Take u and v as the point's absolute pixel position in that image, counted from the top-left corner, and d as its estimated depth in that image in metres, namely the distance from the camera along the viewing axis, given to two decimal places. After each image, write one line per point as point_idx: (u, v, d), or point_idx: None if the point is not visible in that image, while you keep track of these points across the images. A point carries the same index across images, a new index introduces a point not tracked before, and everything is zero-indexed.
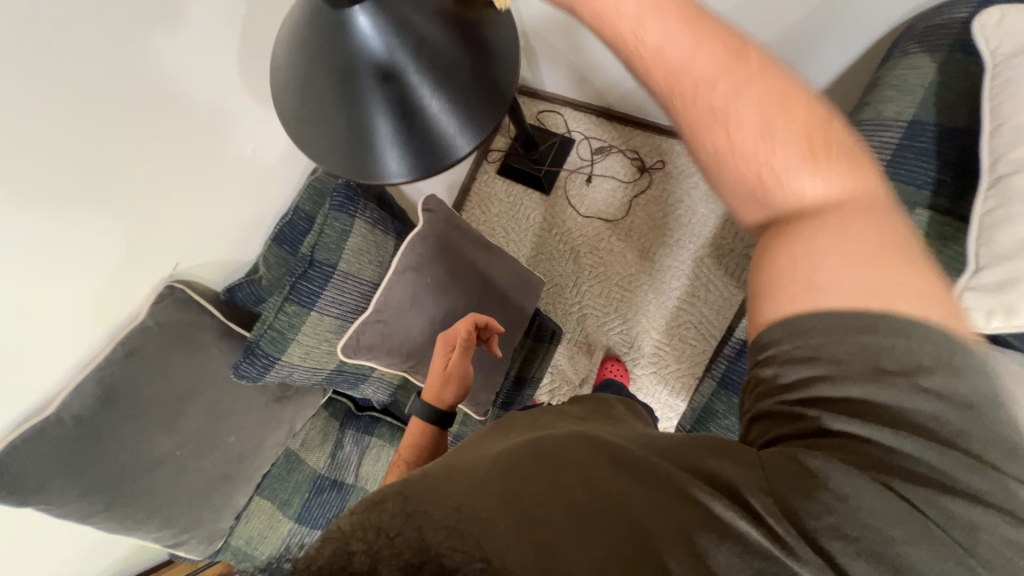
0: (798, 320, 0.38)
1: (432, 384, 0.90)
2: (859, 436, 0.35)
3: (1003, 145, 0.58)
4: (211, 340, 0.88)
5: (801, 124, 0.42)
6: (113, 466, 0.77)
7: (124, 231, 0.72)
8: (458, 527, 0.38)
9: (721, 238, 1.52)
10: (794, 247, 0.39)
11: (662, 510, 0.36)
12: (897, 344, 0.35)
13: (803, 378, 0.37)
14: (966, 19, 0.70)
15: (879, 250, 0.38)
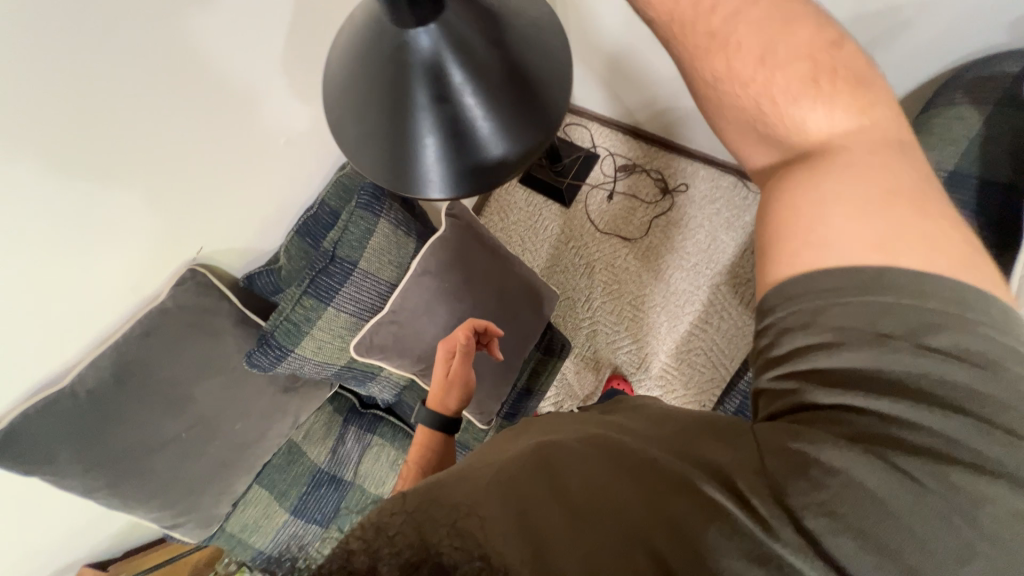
0: (794, 286, 0.45)
1: (436, 391, 0.92)
2: (841, 406, 0.41)
3: None
4: (227, 327, 0.88)
5: (802, 47, 0.48)
6: (121, 443, 0.78)
7: (152, 212, 0.73)
8: (461, 524, 0.42)
9: (738, 268, 1.51)
10: (806, 202, 0.46)
11: (665, 502, 0.41)
12: (890, 302, 0.42)
13: (795, 347, 0.44)
14: (1015, 74, 0.69)
15: (878, 196, 0.44)
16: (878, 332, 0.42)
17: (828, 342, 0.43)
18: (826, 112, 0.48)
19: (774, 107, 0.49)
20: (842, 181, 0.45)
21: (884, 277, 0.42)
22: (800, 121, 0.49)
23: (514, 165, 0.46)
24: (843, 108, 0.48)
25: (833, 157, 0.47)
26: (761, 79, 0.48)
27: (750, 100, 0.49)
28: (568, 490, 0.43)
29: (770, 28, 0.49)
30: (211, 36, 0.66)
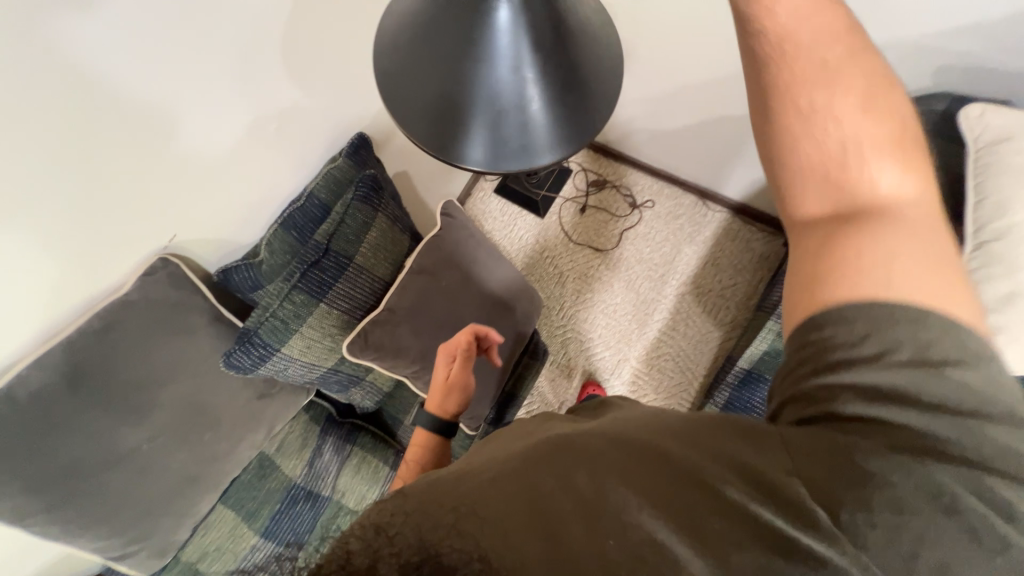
0: (839, 304, 0.44)
1: (435, 395, 0.89)
2: (868, 418, 0.40)
3: (985, 217, 0.65)
4: (202, 325, 0.80)
5: (878, 105, 0.50)
6: (67, 458, 0.66)
7: (132, 188, 0.65)
8: (464, 521, 0.36)
9: (701, 279, 1.63)
10: (852, 235, 0.46)
11: (681, 505, 0.37)
12: (924, 331, 0.42)
13: (832, 363, 0.43)
14: (942, 110, 0.84)
15: (910, 237, 0.45)
16: (909, 359, 0.42)
17: (864, 354, 0.42)
18: (893, 172, 0.48)
19: (856, 158, 0.48)
20: (894, 232, 0.45)
21: (914, 311, 0.42)
22: (868, 166, 0.48)
23: (562, 151, 0.47)
24: (905, 173, 0.49)
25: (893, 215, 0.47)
26: (832, 125, 0.48)
27: (835, 143, 0.48)
28: (585, 491, 0.38)
29: (849, 76, 0.49)
30: (132, 50, 0.55)
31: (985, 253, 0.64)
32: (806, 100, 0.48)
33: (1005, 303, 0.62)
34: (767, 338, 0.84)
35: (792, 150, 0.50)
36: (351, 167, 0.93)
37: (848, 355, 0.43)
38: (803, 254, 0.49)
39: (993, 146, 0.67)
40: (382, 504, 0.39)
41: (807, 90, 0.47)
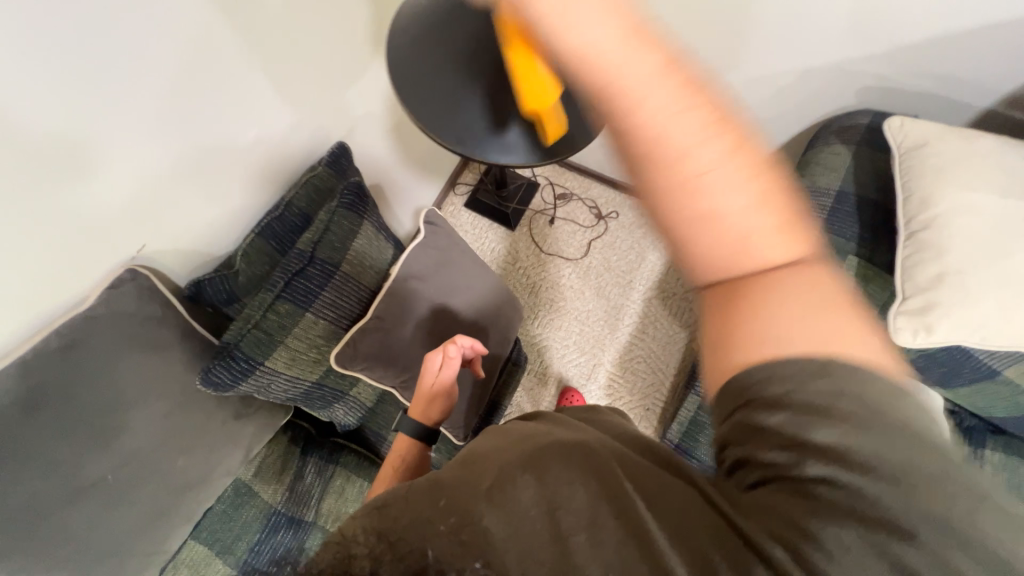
0: (757, 381, 0.33)
1: (419, 402, 0.87)
2: (828, 484, 0.32)
3: (914, 210, 0.77)
4: (175, 341, 0.75)
5: (735, 144, 0.33)
6: (22, 493, 0.60)
7: (93, 197, 0.61)
8: (462, 531, 0.37)
9: (665, 284, 1.72)
10: (751, 319, 0.33)
11: (690, 531, 0.34)
12: (863, 400, 0.32)
13: (777, 426, 0.33)
14: (866, 124, 0.97)
15: (828, 308, 0.33)
16: (886, 446, 0.32)
17: (814, 429, 0.33)
18: (789, 241, 0.34)
19: (755, 245, 0.33)
20: (806, 316, 0.33)
21: (850, 378, 0.32)
22: (749, 238, 0.33)
23: None
24: (789, 234, 0.34)
25: (791, 312, 0.33)
26: (739, 204, 0.32)
27: (729, 229, 0.33)
28: (583, 520, 0.36)
29: (704, 140, 0.32)
30: (70, 55, 0.51)
31: (917, 241, 0.75)
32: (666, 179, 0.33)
33: (936, 282, 0.72)
34: None
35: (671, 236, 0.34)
36: (331, 175, 0.91)
37: (770, 445, 0.34)
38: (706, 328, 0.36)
39: (912, 150, 0.79)
40: (387, 508, 0.41)
41: (675, 152, 0.32)
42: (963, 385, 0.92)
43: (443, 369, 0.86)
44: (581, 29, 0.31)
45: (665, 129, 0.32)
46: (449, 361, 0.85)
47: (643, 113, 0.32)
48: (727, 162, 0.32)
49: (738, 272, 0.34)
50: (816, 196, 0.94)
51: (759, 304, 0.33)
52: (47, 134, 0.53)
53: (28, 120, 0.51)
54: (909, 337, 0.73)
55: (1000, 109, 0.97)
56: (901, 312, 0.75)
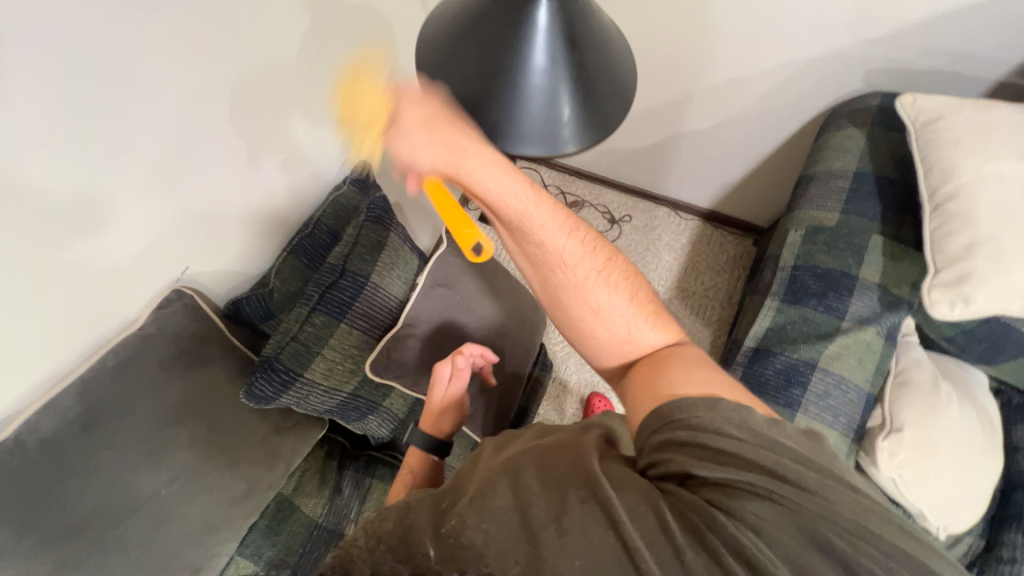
0: (683, 398, 0.55)
1: (429, 416, 0.88)
2: (733, 477, 0.49)
3: (936, 182, 0.77)
4: (217, 357, 0.78)
5: (620, 285, 0.69)
6: (83, 508, 0.63)
7: (134, 223, 0.63)
8: (461, 534, 0.45)
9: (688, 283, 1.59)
10: (652, 369, 0.64)
11: (641, 508, 0.47)
12: (736, 413, 0.54)
13: (693, 440, 0.52)
14: (877, 105, 0.98)
15: (693, 361, 0.62)
16: (746, 443, 0.52)
17: (705, 430, 0.52)
18: (654, 333, 0.68)
19: (634, 336, 0.68)
20: (688, 368, 0.61)
21: (720, 403, 0.55)
22: (632, 335, 0.68)
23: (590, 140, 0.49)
24: (655, 331, 0.69)
25: (664, 364, 0.63)
26: (621, 320, 0.68)
27: (619, 327, 0.68)
28: (559, 503, 0.47)
29: (601, 283, 0.68)
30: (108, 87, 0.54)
31: (943, 213, 0.75)
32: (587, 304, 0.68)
33: (968, 253, 0.71)
34: (768, 316, 0.90)
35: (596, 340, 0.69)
36: (356, 194, 0.95)
37: (681, 436, 0.52)
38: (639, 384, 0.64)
39: (928, 125, 0.79)
40: (386, 517, 0.48)
41: (583, 289, 0.67)
42: (1009, 361, 0.89)
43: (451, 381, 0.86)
44: (487, 181, 0.56)
45: (579, 278, 0.67)
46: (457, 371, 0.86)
47: (567, 264, 0.66)
48: (616, 293, 0.68)
49: (628, 350, 0.68)
50: (833, 180, 0.94)
51: (644, 363, 0.66)
52: (61, 196, 0.54)
53: (74, 150, 0.53)
54: (945, 309, 0.73)
55: (1013, 80, 0.97)
56: (935, 285, 0.74)
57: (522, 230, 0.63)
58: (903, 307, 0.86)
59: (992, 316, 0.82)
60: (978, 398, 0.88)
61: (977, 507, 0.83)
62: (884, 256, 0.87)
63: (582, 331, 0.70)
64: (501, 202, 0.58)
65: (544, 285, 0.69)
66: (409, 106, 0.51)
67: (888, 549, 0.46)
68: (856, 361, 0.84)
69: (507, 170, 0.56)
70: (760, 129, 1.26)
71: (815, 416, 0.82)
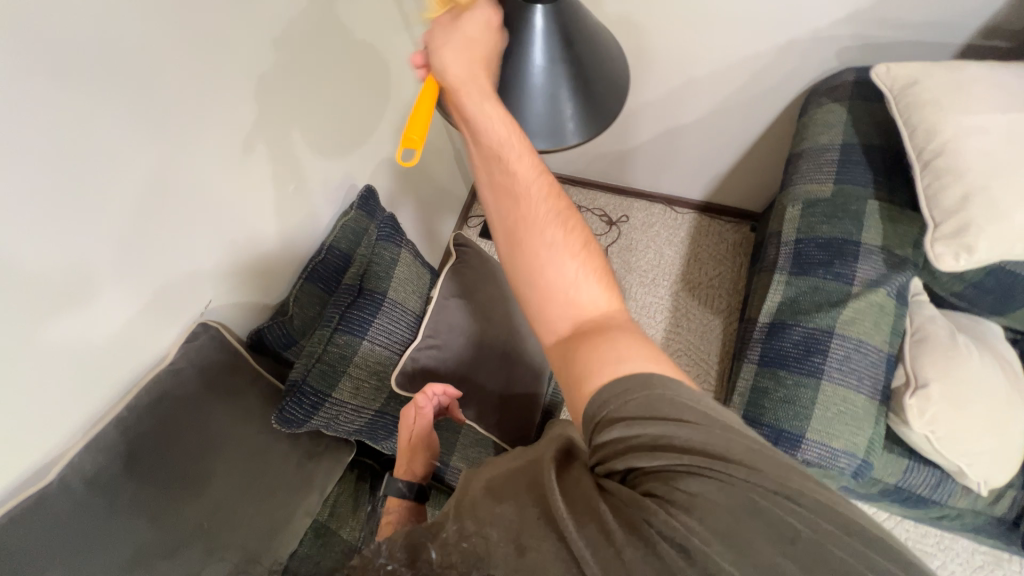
0: (618, 382, 0.51)
1: (401, 459, 0.87)
2: (665, 464, 0.46)
3: (921, 142, 0.80)
4: (245, 387, 0.79)
5: (575, 241, 0.59)
6: (129, 545, 0.63)
7: (148, 255, 0.65)
8: (443, 546, 0.46)
9: (690, 275, 1.60)
10: (599, 340, 0.56)
11: (584, 513, 0.46)
12: (667, 391, 0.50)
13: (626, 433, 0.49)
14: (853, 79, 1.02)
15: (633, 337, 0.56)
16: (679, 424, 0.48)
17: (639, 416, 0.49)
18: (600, 296, 0.59)
19: (580, 299, 0.59)
20: (629, 344, 0.55)
21: (649, 384, 0.51)
22: (576, 293, 0.59)
23: (592, 133, 0.56)
24: (605, 297, 0.60)
25: (607, 338, 0.56)
26: (570, 277, 0.59)
27: (567, 282, 0.59)
28: (516, 523, 0.47)
29: (549, 233, 0.59)
30: (123, 126, 0.58)
31: (933, 169, 0.78)
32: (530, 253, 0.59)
33: (963, 204, 0.74)
34: (779, 290, 0.92)
35: (539, 297, 0.60)
36: (363, 216, 0.98)
37: (613, 434, 0.49)
38: (575, 353, 0.56)
39: (904, 89, 0.83)
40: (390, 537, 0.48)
41: (535, 233, 0.58)
42: (1020, 308, 0.91)
43: (416, 429, 0.85)
44: (479, 111, 0.53)
45: (535, 220, 0.58)
46: (420, 418, 0.84)
47: (525, 204, 0.58)
48: (572, 249, 0.59)
49: (571, 306, 0.59)
50: (822, 154, 0.98)
51: (585, 334, 0.57)
52: (44, 273, 0.53)
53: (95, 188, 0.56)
54: (950, 260, 0.75)
55: (978, 41, 1.02)
56: (937, 239, 0.76)
57: (494, 157, 0.55)
58: (909, 267, 0.88)
59: (997, 264, 0.84)
60: (997, 348, 0.89)
61: (1012, 455, 0.83)
62: (883, 219, 0.89)
63: (532, 278, 0.59)
64: (487, 132, 0.53)
65: (500, 218, 0.60)
66: (474, 19, 0.51)
67: (817, 506, 0.45)
68: (871, 324, 0.85)
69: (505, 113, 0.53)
70: (743, 117, 1.31)
71: (839, 381, 0.83)
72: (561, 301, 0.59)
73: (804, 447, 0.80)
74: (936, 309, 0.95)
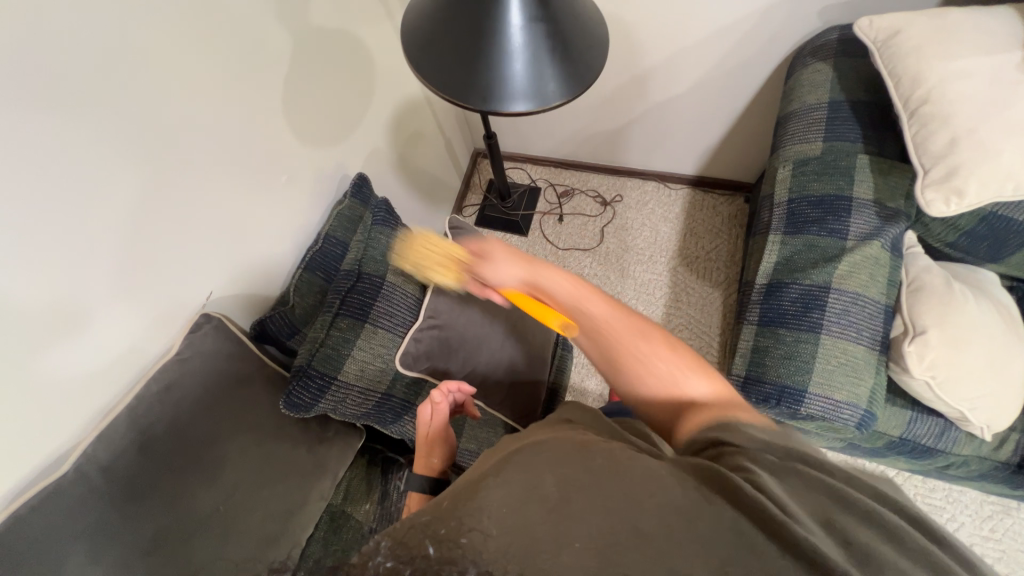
0: (723, 423, 0.48)
1: (418, 454, 0.86)
2: (762, 450, 0.44)
3: (906, 91, 0.80)
4: (251, 375, 0.80)
5: (663, 340, 0.60)
6: (147, 530, 0.64)
7: (142, 246, 0.65)
8: (455, 533, 0.36)
9: (687, 249, 1.60)
10: (706, 413, 0.51)
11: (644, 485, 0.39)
12: (782, 435, 0.48)
13: (729, 431, 0.47)
14: (835, 39, 1.02)
15: (743, 410, 0.52)
16: (788, 445, 0.45)
17: (746, 433, 0.46)
18: (705, 383, 0.56)
19: (681, 387, 0.56)
20: (741, 413, 0.50)
21: (772, 433, 0.47)
22: (679, 384, 0.56)
23: (572, 95, 0.63)
24: (711, 382, 0.56)
25: (715, 407, 0.52)
26: (663, 368, 0.57)
27: (663, 375, 0.57)
28: (558, 486, 0.38)
29: (640, 336, 0.60)
30: (104, 116, 0.58)
31: (920, 117, 0.78)
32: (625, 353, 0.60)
33: (950, 148, 0.74)
34: (774, 250, 0.94)
35: (639, 394, 0.58)
36: (357, 204, 0.99)
37: (716, 435, 0.47)
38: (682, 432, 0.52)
39: (887, 39, 0.83)
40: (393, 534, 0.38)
41: (623, 337, 0.60)
42: (1015, 254, 0.91)
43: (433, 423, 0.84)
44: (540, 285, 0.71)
45: (625, 326, 0.61)
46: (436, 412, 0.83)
47: (607, 320, 0.63)
48: (665, 346, 0.59)
49: (677, 395, 0.55)
50: (810, 113, 0.98)
51: (695, 413, 0.52)
52: (60, 301, 0.57)
53: (86, 182, 0.57)
54: (942, 205, 0.76)
55: None
56: (926, 185, 0.77)
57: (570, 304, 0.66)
58: (902, 219, 0.88)
59: (986, 209, 0.85)
60: (994, 295, 0.90)
61: (1015, 398, 0.84)
62: (874, 172, 0.90)
63: (629, 373, 0.59)
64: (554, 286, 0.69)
65: (590, 341, 0.63)
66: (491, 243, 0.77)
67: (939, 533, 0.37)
68: (867, 276, 0.86)
69: (559, 274, 0.71)
70: (730, 85, 1.31)
71: (838, 334, 0.83)
72: (665, 397, 0.56)
73: (808, 402, 0.81)
74: (932, 260, 0.95)
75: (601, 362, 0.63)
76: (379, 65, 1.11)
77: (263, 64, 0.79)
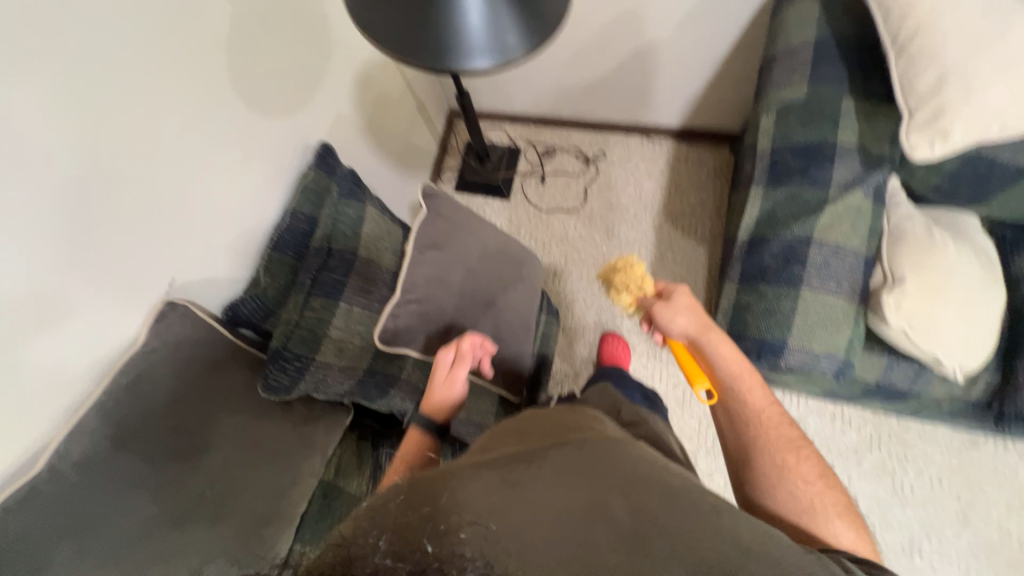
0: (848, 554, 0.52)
1: (429, 399, 0.81)
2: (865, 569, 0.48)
3: (894, 25, 0.75)
4: (226, 360, 0.78)
5: (815, 468, 0.63)
6: (132, 519, 0.64)
7: (85, 231, 0.61)
8: (473, 532, 0.39)
9: (672, 205, 1.57)
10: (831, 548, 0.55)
11: (739, 549, 0.41)
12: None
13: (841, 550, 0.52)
14: None
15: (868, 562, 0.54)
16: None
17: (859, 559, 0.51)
18: (846, 528, 0.58)
19: (820, 516, 0.58)
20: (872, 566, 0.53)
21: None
22: (816, 512, 0.59)
23: (536, 45, 0.58)
24: (853, 531, 0.58)
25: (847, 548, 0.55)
26: (811, 489, 0.61)
27: (804, 498, 0.60)
28: (612, 509, 0.42)
29: (790, 453, 0.64)
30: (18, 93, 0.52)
31: (907, 53, 0.74)
32: (771, 458, 0.64)
33: (938, 87, 0.71)
34: (756, 204, 0.92)
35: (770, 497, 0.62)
36: (323, 175, 0.93)
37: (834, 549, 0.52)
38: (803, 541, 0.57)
39: None
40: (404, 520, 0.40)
41: (769, 445, 0.64)
42: (998, 195, 0.90)
43: (452, 372, 0.81)
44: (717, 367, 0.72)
45: (778, 437, 0.65)
46: (461, 358, 0.82)
47: (764, 422, 0.66)
48: (817, 471, 0.62)
49: (811, 524, 0.58)
50: (795, 54, 0.93)
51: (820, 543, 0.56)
52: (8, 302, 0.55)
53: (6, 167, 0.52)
54: (926, 149, 0.73)
55: None
56: (913, 128, 0.74)
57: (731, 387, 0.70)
58: (886, 165, 0.86)
59: (971, 149, 0.82)
60: (974, 239, 0.90)
61: (987, 340, 0.85)
62: (859, 116, 0.86)
63: (765, 474, 0.63)
64: (722, 361, 0.71)
65: (732, 430, 0.68)
66: (679, 294, 0.78)
67: None
68: (849, 227, 0.84)
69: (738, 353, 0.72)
70: (713, 26, 1.23)
71: (819, 288, 0.83)
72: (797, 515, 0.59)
73: (787, 354, 0.83)
74: (915, 205, 0.94)
75: (737, 453, 0.67)
76: (334, 19, 1.02)
77: (200, 25, 0.72)
